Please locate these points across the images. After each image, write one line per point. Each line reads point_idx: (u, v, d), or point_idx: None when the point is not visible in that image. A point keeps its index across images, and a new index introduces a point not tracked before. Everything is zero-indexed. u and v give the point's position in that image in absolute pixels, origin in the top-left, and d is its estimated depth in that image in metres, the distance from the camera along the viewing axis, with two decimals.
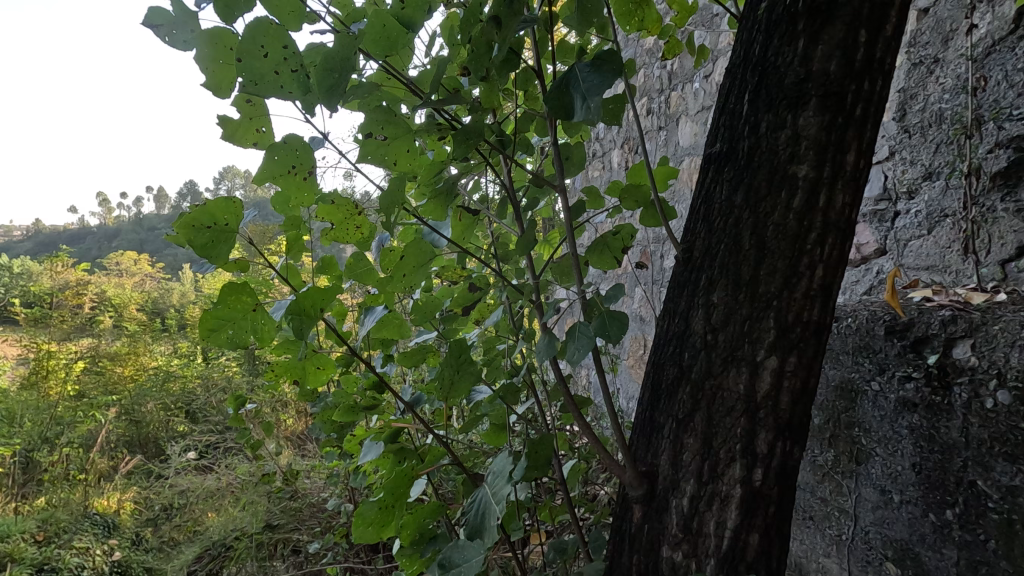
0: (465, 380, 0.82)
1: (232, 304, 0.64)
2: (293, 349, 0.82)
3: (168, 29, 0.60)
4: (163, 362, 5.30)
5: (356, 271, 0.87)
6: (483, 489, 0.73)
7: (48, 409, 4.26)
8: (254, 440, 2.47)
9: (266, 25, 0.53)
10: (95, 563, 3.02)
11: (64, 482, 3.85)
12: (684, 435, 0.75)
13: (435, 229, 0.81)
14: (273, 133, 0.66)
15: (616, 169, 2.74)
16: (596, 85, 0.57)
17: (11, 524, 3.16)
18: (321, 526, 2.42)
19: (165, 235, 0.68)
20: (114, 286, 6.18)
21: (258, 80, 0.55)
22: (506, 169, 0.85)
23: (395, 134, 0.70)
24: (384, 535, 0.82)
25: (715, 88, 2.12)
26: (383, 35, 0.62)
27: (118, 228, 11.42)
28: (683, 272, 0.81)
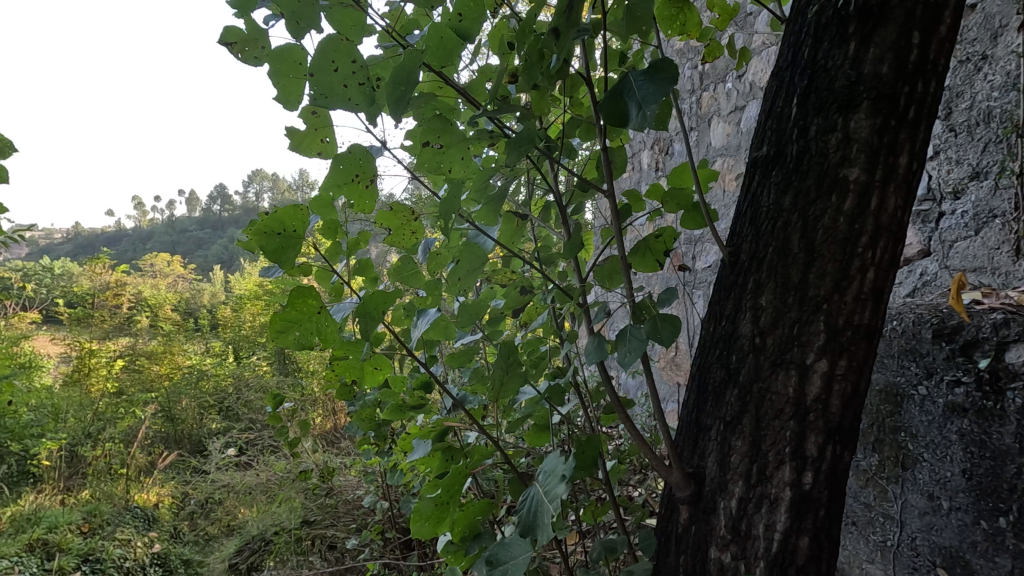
0: (512, 381, 0.84)
1: (300, 306, 0.68)
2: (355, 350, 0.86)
3: (241, 46, 0.63)
4: (197, 359, 5.42)
5: (403, 274, 0.89)
6: (535, 488, 0.75)
7: (90, 405, 4.45)
8: (291, 438, 2.53)
9: (336, 41, 0.56)
10: (136, 555, 3.14)
11: (107, 477, 4.00)
12: (732, 438, 0.75)
13: (484, 232, 0.83)
14: (336, 142, 0.68)
15: (647, 170, 2.73)
16: (651, 93, 0.58)
17: (58, 515, 3.28)
18: (356, 522, 2.47)
19: (235, 241, 0.72)
20: (150, 286, 6.38)
21: (327, 93, 0.58)
22: (552, 173, 0.86)
23: (450, 143, 0.71)
24: (439, 531, 0.83)
25: (749, 88, 2.10)
26: (439, 46, 0.64)
27: (153, 232, 11.84)
28: (729, 275, 0.82)
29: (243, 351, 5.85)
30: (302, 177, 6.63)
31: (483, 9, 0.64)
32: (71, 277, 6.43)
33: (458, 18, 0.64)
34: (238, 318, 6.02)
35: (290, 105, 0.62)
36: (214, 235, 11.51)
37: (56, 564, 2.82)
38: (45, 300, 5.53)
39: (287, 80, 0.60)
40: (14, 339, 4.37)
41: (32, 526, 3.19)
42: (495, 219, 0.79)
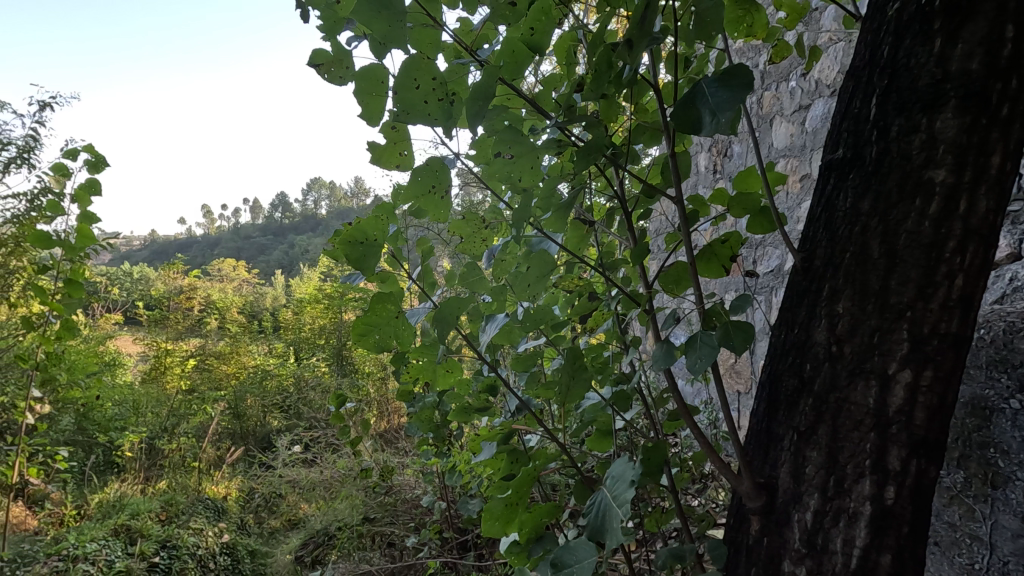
0: (578, 387, 0.85)
1: (381, 310, 0.74)
2: (430, 352, 0.89)
3: (326, 67, 0.68)
4: (261, 360, 5.71)
5: (469, 279, 0.91)
6: (603, 492, 0.75)
7: (167, 401, 4.79)
8: (352, 437, 2.63)
9: (417, 60, 0.59)
10: (208, 543, 3.32)
11: (181, 469, 4.26)
12: (806, 448, 0.73)
13: (549, 239, 0.84)
14: (413, 155, 0.72)
15: (704, 172, 2.67)
16: (726, 100, 0.58)
17: (139, 503, 3.52)
18: (414, 521, 2.54)
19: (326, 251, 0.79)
20: (219, 288, 6.76)
21: (409, 110, 0.61)
22: (618, 180, 0.86)
23: (521, 152, 0.72)
24: (508, 531, 0.85)
25: (815, 86, 2.03)
26: (510, 59, 0.66)
27: (220, 239, 12.53)
28: (802, 281, 0.79)
29: (304, 353, 6.11)
30: (357, 186, 6.88)
31: (554, 22, 0.66)
32: (149, 280, 6.90)
33: (529, 32, 0.66)
34: (298, 320, 6.30)
35: (372, 121, 0.65)
36: (275, 241, 12.10)
37: (137, 549, 3.02)
38: (126, 302, 5.97)
39: (370, 99, 0.63)
40: (100, 339, 4.75)
41: (117, 512, 3.43)
42: (563, 226, 0.81)
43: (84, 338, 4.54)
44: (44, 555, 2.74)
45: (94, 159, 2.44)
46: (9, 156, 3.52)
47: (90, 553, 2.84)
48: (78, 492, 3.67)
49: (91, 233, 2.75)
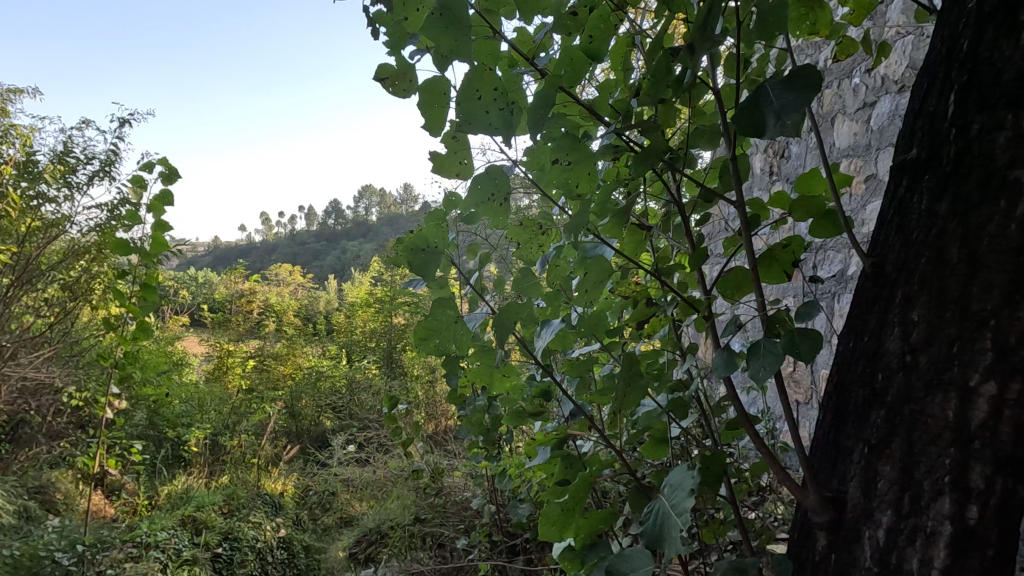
0: (634, 394, 0.84)
1: (441, 315, 0.76)
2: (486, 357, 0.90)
3: (392, 81, 0.71)
4: (316, 361, 5.94)
5: (523, 285, 0.92)
6: (660, 500, 0.74)
7: (229, 400, 5.05)
8: (404, 438, 2.69)
9: (480, 72, 0.60)
10: (267, 537, 3.47)
11: (242, 465, 4.45)
12: (878, 462, 0.70)
13: (606, 245, 0.84)
14: (473, 164, 0.73)
15: (760, 175, 2.59)
16: (793, 104, 0.56)
17: (204, 496, 3.69)
18: (464, 523, 2.57)
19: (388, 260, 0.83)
20: (278, 292, 7.07)
21: (471, 120, 0.62)
22: (674, 184, 0.84)
23: (578, 159, 0.72)
24: (565, 536, 0.85)
25: (881, 82, 1.93)
26: (570, 66, 0.66)
27: (277, 244, 13.10)
28: (872, 287, 0.75)
29: (356, 355, 6.30)
30: (407, 193, 7.06)
31: (613, 30, 0.66)
32: (213, 284, 7.28)
33: (588, 40, 0.66)
34: (350, 323, 6.51)
35: (434, 132, 0.68)
36: (329, 247, 12.58)
37: (202, 539, 3.18)
38: (192, 305, 6.31)
39: (432, 110, 0.65)
40: (170, 340, 5.04)
41: (184, 504, 3.62)
42: (620, 232, 0.80)
43: (155, 338, 4.83)
44: (119, 541, 2.91)
45: (168, 171, 2.61)
46: (93, 169, 3.80)
47: (160, 542, 3.01)
48: (149, 484, 3.89)
49: (165, 240, 2.93)
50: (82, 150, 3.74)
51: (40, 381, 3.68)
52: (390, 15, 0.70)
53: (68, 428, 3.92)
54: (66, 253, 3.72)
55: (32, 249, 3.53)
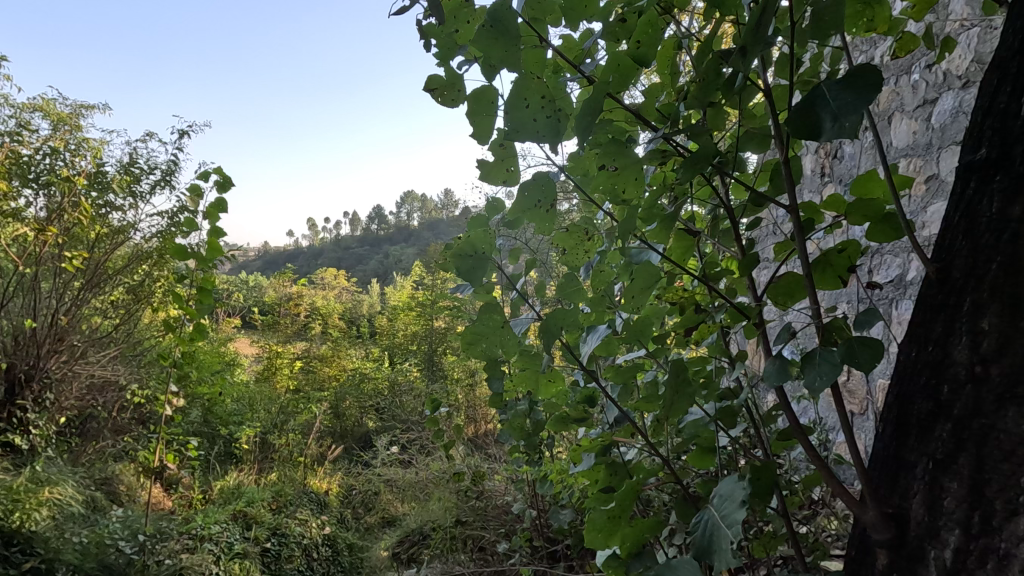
0: (681, 402, 0.83)
1: (489, 320, 0.78)
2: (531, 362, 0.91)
3: (441, 91, 0.73)
4: (359, 363, 6.09)
5: (568, 291, 0.92)
6: (710, 510, 0.73)
7: (277, 400, 5.25)
8: (445, 440, 2.72)
9: (527, 80, 0.61)
10: (313, 534, 3.57)
11: (289, 463, 4.59)
12: (944, 478, 0.66)
13: (652, 251, 0.83)
14: (520, 170, 0.74)
15: (810, 177, 2.51)
16: (850, 103, 0.55)
17: (254, 492, 3.83)
18: (505, 527, 2.58)
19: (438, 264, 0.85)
20: (323, 296, 7.30)
21: (519, 128, 0.62)
22: (723, 188, 0.83)
23: (625, 164, 0.72)
24: (611, 543, 0.84)
25: (943, 77, 1.84)
26: (617, 73, 0.65)
27: (323, 250, 13.51)
28: (936, 294, 0.72)
29: (398, 358, 6.44)
30: (447, 199, 7.17)
31: (660, 35, 0.66)
32: (263, 288, 7.56)
33: (636, 46, 0.66)
34: (393, 327, 6.66)
35: (482, 140, 0.69)
36: (373, 252, 12.92)
37: (252, 534, 3.30)
38: (243, 308, 6.56)
39: (480, 120, 0.67)
40: (223, 341, 5.27)
41: (236, 499, 3.77)
42: (667, 238, 0.79)
43: (210, 339, 5.05)
44: (176, 532, 3.03)
45: (223, 179, 2.73)
46: (155, 179, 4.04)
47: (214, 535, 3.13)
48: (203, 478, 4.07)
49: (219, 246, 3.07)
50: (146, 160, 3.98)
51: (106, 379, 3.90)
52: (439, 28, 0.72)
53: (131, 423, 4.12)
54: (129, 258, 3.97)
55: (101, 255, 3.75)
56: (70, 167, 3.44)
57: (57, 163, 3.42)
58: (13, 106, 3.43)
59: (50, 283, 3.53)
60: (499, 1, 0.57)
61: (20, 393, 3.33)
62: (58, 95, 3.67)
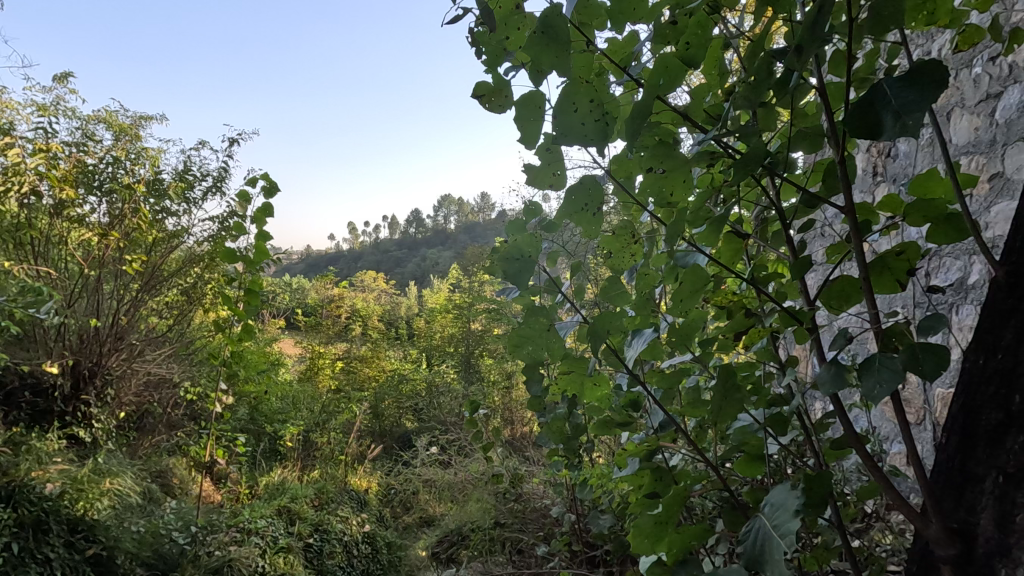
0: (729, 408, 0.82)
1: (534, 323, 0.79)
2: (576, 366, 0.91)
3: (488, 98, 0.74)
4: (398, 365, 6.20)
5: (611, 294, 0.92)
6: (761, 518, 0.71)
7: (319, 400, 5.38)
8: (484, 442, 2.73)
9: (576, 85, 0.61)
10: (353, 531, 3.64)
11: (331, 461, 4.71)
12: (1015, 494, 0.62)
13: (699, 254, 0.82)
14: (566, 174, 0.74)
15: (862, 176, 2.41)
16: (913, 100, 0.52)
17: (298, 488, 3.93)
18: (543, 531, 2.57)
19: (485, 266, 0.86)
20: (364, 298, 7.45)
21: (567, 132, 0.63)
22: (773, 189, 0.81)
23: (673, 167, 0.71)
24: (658, 549, 0.83)
25: (1009, 70, 1.75)
26: (667, 75, 0.64)
27: (362, 253, 13.81)
28: (1004, 298, 0.68)
29: (436, 360, 6.52)
30: (484, 202, 7.23)
31: (710, 36, 0.65)
32: (306, 290, 7.76)
33: (685, 48, 0.66)
34: (431, 329, 6.78)
35: (529, 144, 0.69)
36: (411, 256, 13.15)
37: (296, 529, 3.39)
38: (287, 309, 6.76)
39: (529, 123, 0.67)
40: (269, 341, 5.44)
41: (281, 495, 3.88)
42: (715, 240, 0.78)
43: (257, 339, 5.23)
44: (225, 525, 3.15)
45: (269, 185, 2.83)
46: (207, 185, 4.22)
47: (260, 529, 3.23)
48: (250, 474, 4.21)
49: (266, 249, 3.18)
50: (199, 168, 4.16)
51: (162, 377, 4.11)
52: (489, 36, 0.73)
53: (183, 419, 4.29)
54: (183, 261, 4.16)
55: (157, 258, 3.93)
56: (130, 175, 3.63)
57: (118, 171, 3.61)
58: (79, 119, 3.63)
59: (112, 284, 3.72)
60: (551, 7, 0.57)
61: (85, 388, 3.54)
62: (120, 107, 3.87)
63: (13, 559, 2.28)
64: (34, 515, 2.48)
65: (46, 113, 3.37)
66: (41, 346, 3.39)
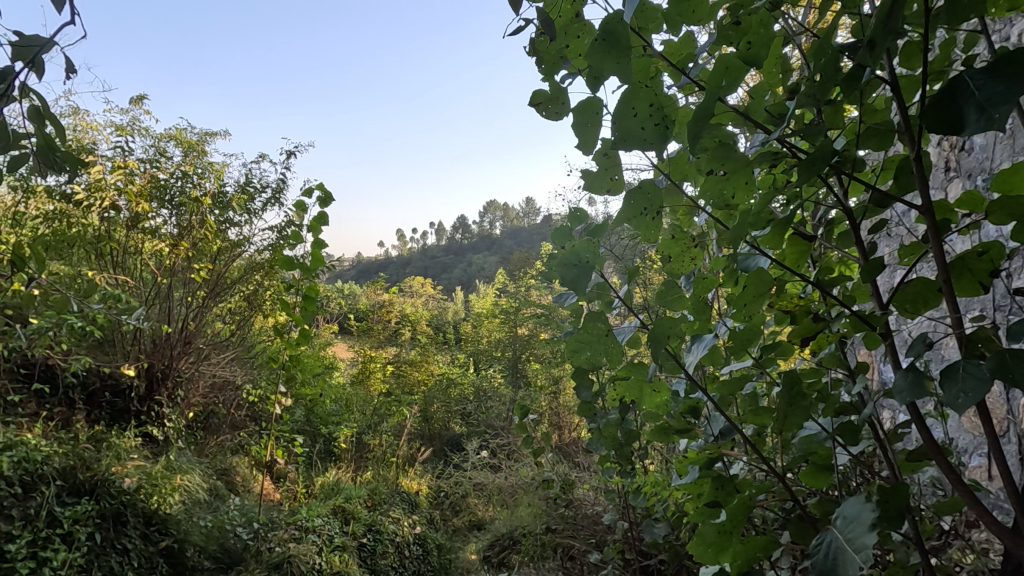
0: (796, 415, 0.79)
1: (594, 328, 0.79)
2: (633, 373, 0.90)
3: (546, 105, 0.75)
4: (445, 368, 6.29)
5: (667, 299, 0.91)
6: (833, 532, 0.68)
7: (370, 403, 5.52)
8: (534, 447, 2.73)
9: (636, 89, 0.61)
10: (405, 532, 3.72)
11: (383, 463, 4.83)
12: None
13: (761, 258, 0.80)
14: (624, 179, 0.74)
15: (935, 171, 2.27)
16: (999, 93, 0.50)
17: (352, 489, 4.04)
18: (596, 538, 2.54)
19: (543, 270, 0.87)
20: (413, 303, 7.62)
21: (626, 136, 0.62)
22: (840, 189, 0.77)
23: (735, 168, 0.69)
24: (722, 560, 0.80)
25: None
26: (728, 76, 0.63)
27: (410, 259, 14.13)
28: None
29: (483, 364, 6.58)
30: (530, 207, 7.26)
31: (774, 34, 0.63)
32: (358, 296, 8.00)
33: (746, 48, 0.64)
34: (478, 334, 6.88)
35: (587, 150, 0.70)
36: (457, 261, 13.35)
37: (351, 529, 3.48)
38: (340, 315, 6.95)
39: (587, 129, 0.68)
40: (323, 346, 5.63)
41: (336, 494, 4.00)
42: (780, 243, 0.75)
43: (312, 344, 5.43)
44: (284, 523, 3.28)
45: (324, 195, 2.95)
46: (267, 196, 4.42)
47: (317, 527, 3.33)
48: (306, 473, 4.34)
49: (322, 256, 3.31)
50: (259, 180, 4.37)
51: (225, 379, 4.37)
52: (547, 44, 0.75)
53: (245, 420, 4.51)
54: (244, 269, 4.34)
55: (221, 267, 4.14)
56: (198, 188, 3.85)
57: (187, 185, 3.83)
58: (152, 137, 3.85)
59: (181, 292, 3.95)
60: (612, 14, 0.58)
61: (158, 389, 3.77)
62: (188, 125, 4.11)
63: (95, 548, 2.46)
64: (114, 508, 2.66)
65: (124, 133, 3.62)
66: (119, 350, 3.65)
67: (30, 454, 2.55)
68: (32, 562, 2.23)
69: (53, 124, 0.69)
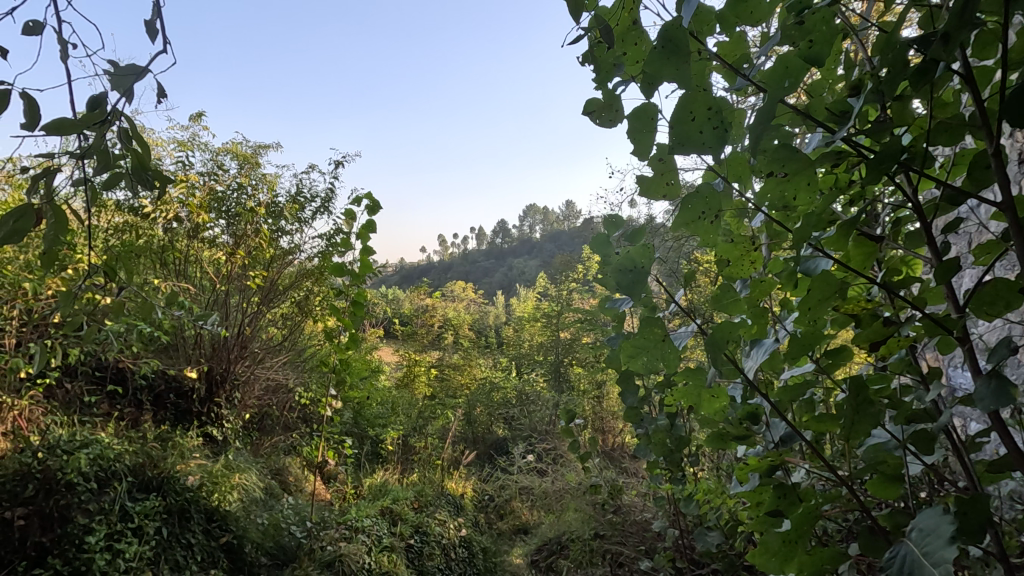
0: (864, 422, 0.76)
1: (650, 334, 0.79)
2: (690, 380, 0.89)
3: (600, 113, 0.76)
4: (488, 372, 6.33)
5: (723, 303, 0.90)
6: (908, 545, 0.65)
7: (415, 406, 5.60)
8: (579, 452, 2.72)
9: (694, 95, 0.61)
10: (451, 535, 3.77)
11: (429, 466, 4.89)
12: None
13: (823, 260, 0.77)
14: (680, 184, 0.73)
15: (1012, 162, 2.12)
16: None
17: (399, 490, 4.12)
18: (645, 545, 2.50)
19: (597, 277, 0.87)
20: (455, 308, 7.71)
21: (684, 141, 0.62)
22: (909, 187, 0.74)
23: (796, 169, 0.67)
24: (788, 570, 0.78)
25: None
26: (790, 76, 0.62)
27: (452, 264, 14.28)
28: None
29: (526, 368, 6.59)
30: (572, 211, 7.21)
31: (836, 32, 0.62)
32: (402, 302, 8.15)
33: (807, 46, 0.63)
34: (520, 338, 6.90)
35: (642, 156, 0.70)
36: (498, 266, 13.43)
37: (398, 530, 3.54)
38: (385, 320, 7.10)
39: (642, 135, 0.68)
40: (369, 349, 5.77)
41: (384, 496, 4.08)
42: (844, 244, 0.73)
43: (359, 348, 5.56)
44: (335, 522, 3.37)
45: (372, 203, 3.03)
46: (316, 205, 4.57)
47: (366, 527, 3.39)
48: (355, 474, 4.45)
49: (369, 263, 3.39)
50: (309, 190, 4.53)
51: (278, 382, 4.54)
52: (600, 52, 0.76)
53: (297, 422, 4.67)
54: (296, 276, 4.48)
55: (274, 274, 4.30)
56: (252, 199, 4.03)
57: (242, 196, 4.01)
58: (211, 151, 4.05)
59: (237, 298, 4.13)
60: (671, 21, 0.58)
61: (217, 391, 3.95)
62: (243, 139, 4.30)
63: (162, 541, 2.60)
64: (179, 504, 2.80)
65: (185, 149, 3.83)
66: (182, 354, 3.85)
67: (104, 452, 2.70)
68: (108, 553, 2.36)
69: (143, 143, 0.74)
